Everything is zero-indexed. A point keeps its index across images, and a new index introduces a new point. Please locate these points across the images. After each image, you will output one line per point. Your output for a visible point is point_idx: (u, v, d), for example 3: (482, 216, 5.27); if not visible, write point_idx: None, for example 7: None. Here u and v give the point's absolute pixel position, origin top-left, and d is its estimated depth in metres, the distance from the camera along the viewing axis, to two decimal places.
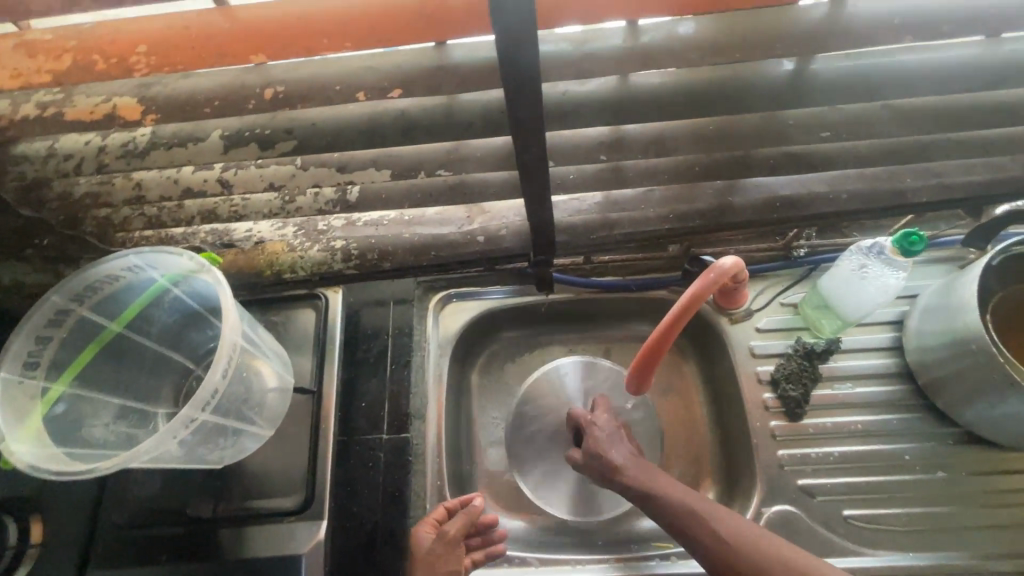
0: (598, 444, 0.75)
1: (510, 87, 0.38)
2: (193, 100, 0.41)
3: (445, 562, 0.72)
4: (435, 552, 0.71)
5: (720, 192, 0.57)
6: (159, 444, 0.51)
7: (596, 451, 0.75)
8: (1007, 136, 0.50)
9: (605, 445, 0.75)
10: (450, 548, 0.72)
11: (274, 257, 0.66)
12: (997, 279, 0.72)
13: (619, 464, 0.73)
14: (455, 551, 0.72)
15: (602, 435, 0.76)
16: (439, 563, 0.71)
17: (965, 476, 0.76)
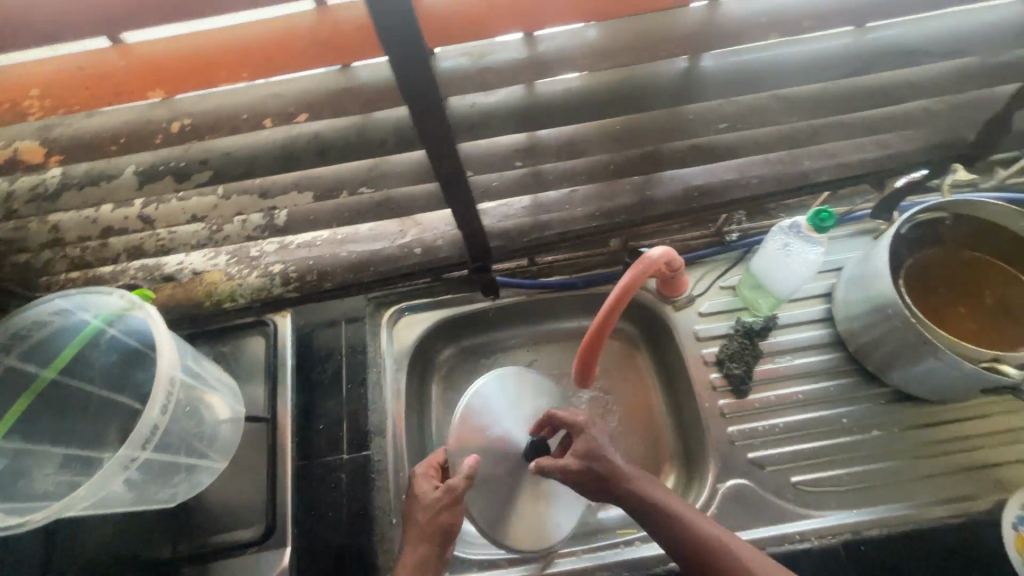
0: (596, 446, 0.66)
1: (413, 105, 0.39)
2: (98, 139, 0.41)
3: (446, 514, 0.70)
4: (439, 503, 0.70)
5: (639, 187, 0.60)
6: (99, 484, 0.50)
7: (591, 459, 0.66)
8: (884, 116, 0.55)
9: (599, 451, 0.66)
10: (453, 502, 0.70)
11: (211, 287, 0.65)
12: (908, 245, 0.78)
13: (619, 475, 0.65)
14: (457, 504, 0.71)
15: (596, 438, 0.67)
16: (440, 516, 0.70)
17: (899, 432, 0.81)
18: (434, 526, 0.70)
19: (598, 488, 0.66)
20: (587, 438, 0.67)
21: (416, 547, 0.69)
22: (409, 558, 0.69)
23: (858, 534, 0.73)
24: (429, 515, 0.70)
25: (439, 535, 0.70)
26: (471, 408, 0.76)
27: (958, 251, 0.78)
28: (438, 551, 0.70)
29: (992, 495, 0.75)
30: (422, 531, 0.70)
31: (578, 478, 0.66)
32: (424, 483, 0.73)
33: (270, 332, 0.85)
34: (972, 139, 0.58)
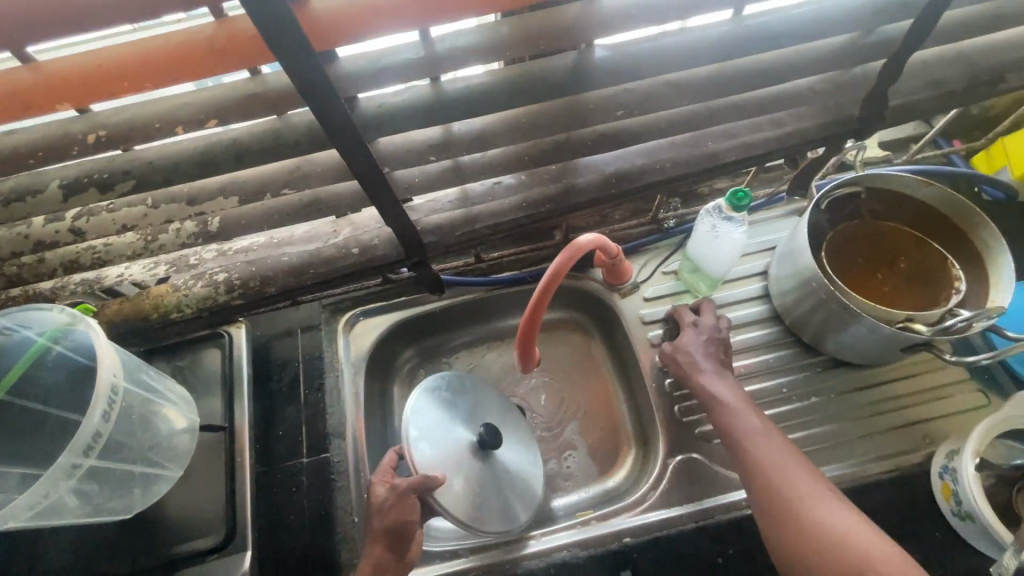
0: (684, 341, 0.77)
1: (312, 103, 0.42)
2: (17, 153, 0.43)
3: (396, 514, 0.67)
4: (387, 504, 0.68)
5: (559, 176, 0.64)
6: (39, 494, 0.52)
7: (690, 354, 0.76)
8: (769, 97, 0.60)
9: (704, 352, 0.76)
10: (401, 501, 0.68)
11: (157, 299, 0.67)
12: (826, 218, 0.83)
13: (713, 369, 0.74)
14: (407, 503, 0.68)
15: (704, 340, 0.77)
16: (390, 516, 0.67)
17: (836, 397, 0.85)
18: (384, 527, 0.67)
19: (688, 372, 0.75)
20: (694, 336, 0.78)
21: (370, 550, 0.67)
22: (366, 562, 0.66)
23: None
24: (380, 517, 0.68)
25: (392, 536, 0.67)
26: (414, 424, 0.74)
27: (878, 222, 0.83)
28: (394, 552, 0.67)
29: (922, 449, 0.80)
30: (373, 534, 0.67)
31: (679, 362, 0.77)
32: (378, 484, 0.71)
33: (225, 344, 0.87)
34: (857, 114, 0.63)
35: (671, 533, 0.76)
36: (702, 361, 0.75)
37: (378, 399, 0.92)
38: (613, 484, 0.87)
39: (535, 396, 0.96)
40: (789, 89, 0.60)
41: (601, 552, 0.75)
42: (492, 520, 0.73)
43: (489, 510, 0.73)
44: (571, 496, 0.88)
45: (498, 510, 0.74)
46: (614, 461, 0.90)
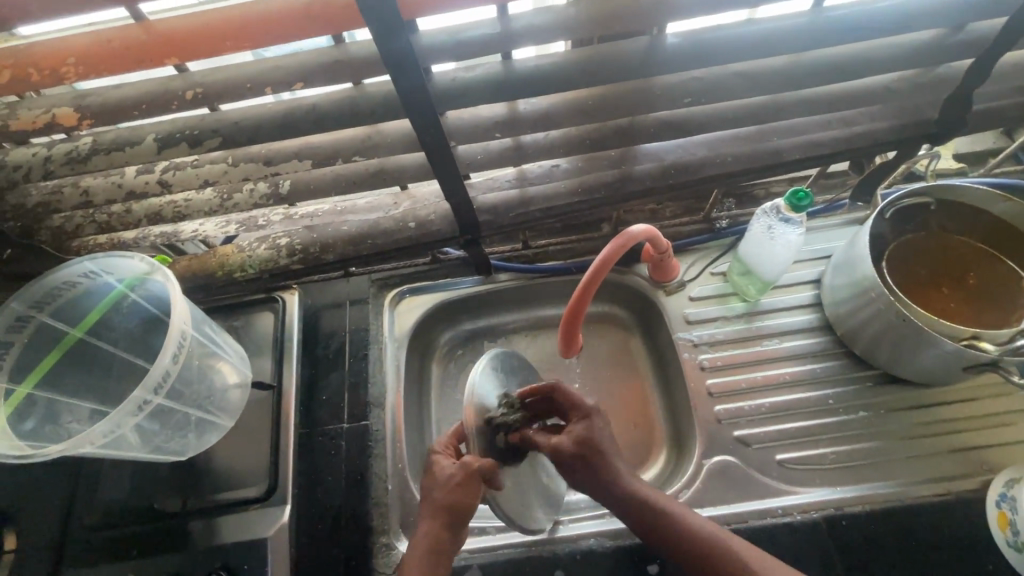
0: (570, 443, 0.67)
1: (396, 77, 0.45)
2: (123, 104, 0.47)
3: (460, 494, 0.64)
4: (452, 480, 0.65)
5: (618, 163, 0.64)
6: (114, 425, 0.56)
7: (585, 446, 0.67)
8: (843, 93, 0.58)
9: (600, 444, 0.67)
10: (467, 480, 0.65)
11: (224, 258, 0.72)
12: (890, 228, 0.80)
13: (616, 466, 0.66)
14: (473, 484, 0.65)
15: (599, 429, 0.68)
16: (454, 494, 0.64)
17: (886, 414, 0.81)
18: (446, 504, 0.65)
19: (587, 477, 0.66)
20: (589, 425, 0.68)
21: (428, 525, 0.65)
22: (423, 537, 0.64)
23: (840, 510, 0.74)
24: (443, 493, 0.65)
25: (452, 515, 0.65)
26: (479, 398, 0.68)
27: (945, 235, 0.80)
28: (450, 532, 0.65)
29: (978, 475, 0.75)
30: (433, 510, 0.65)
31: (572, 461, 0.67)
32: (442, 459, 0.69)
33: (279, 309, 0.91)
34: (936, 117, 0.62)
35: None
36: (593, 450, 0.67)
37: (416, 375, 0.94)
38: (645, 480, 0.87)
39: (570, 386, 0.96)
40: (866, 86, 0.58)
41: (629, 545, 0.74)
42: (529, 517, 0.70)
43: (525, 506, 0.71)
44: None
45: (532, 504, 0.72)
46: (646, 458, 0.89)
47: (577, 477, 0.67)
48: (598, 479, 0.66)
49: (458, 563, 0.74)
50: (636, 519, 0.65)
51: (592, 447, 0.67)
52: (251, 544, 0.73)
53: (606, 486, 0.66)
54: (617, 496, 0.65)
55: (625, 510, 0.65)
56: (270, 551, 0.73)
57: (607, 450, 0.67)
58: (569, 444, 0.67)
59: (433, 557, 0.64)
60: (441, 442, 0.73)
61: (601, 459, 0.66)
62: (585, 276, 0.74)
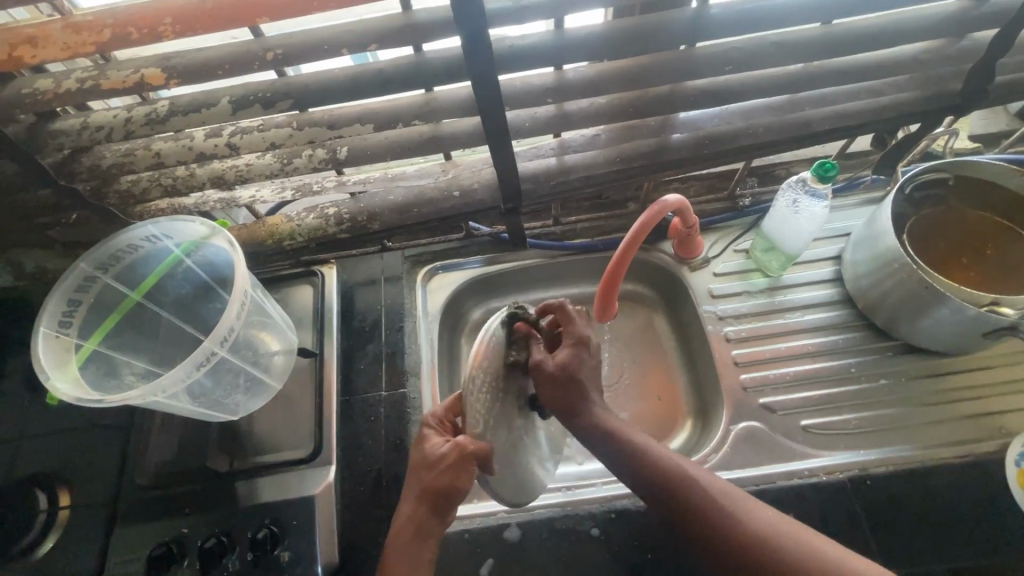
0: (554, 368, 0.66)
1: (468, 52, 0.50)
2: (208, 66, 0.51)
3: (448, 478, 0.63)
4: (441, 461, 0.63)
5: (657, 131, 0.68)
6: (185, 374, 0.60)
7: (567, 374, 0.66)
8: (869, 63, 0.62)
9: (582, 377, 0.67)
10: (458, 463, 0.62)
11: (274, 228, 0.76)
12: (909, 204, 0.83)
13: (587, 400, 0.67)
14: (465, 468, 0.62)
15: (584, 363, 0.68)
16: (441, 476, 0.63)
17: (906, 382, 0.85)
18: (431, 487, 0.64)
19: (562, 405, 0.67)
20: (576, 356, 0.68)
21: (415, 508, 0.65)
22: (405, 517, 0.66)
23: (865, 471, 0.76)
24: (429, 475, 0.65)
25: (436, 499, 0.64)
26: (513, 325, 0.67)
27: (962, 212, 0.83)
28: (436, 515, 0.65)
29: (997, 439, 0.78)
30: (420, 493, 0.65)
31: (549, 385, 0.66)
32: (434, 436, 0.68)
33: (317, 283, 0.94)
34: (959, 88, 0.65)
35: None
36: (570, 380, 0.66)
37: (448, 348, 0.97)
38: (671, 448, 0.89)
39: (596, 361, 0.99)
40: (889, 57, 0.63)
41: None
42: (515, 490, 0.68)
43: (514, 478, 0.68)
44: None
45: (521, 480, 0.69)
46: (670, 429, 0.92)
47: (554, 399, 0.67)
48: (574, 408, 0.66)
49: (497, 523, 0.76)
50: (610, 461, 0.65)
51: (573, 378, 0.66)
52: (296, 503, 0.75)
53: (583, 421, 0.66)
54: (597, 436, 0.66)
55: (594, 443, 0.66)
56: (316, 509, 0.75)
57: (588, 385, 0.67)
58: (553, 363, 0.66)
59: (415, 539, 0.65)
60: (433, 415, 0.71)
61: (580, 390, 0.67)
62: (621, 246, 0.79)
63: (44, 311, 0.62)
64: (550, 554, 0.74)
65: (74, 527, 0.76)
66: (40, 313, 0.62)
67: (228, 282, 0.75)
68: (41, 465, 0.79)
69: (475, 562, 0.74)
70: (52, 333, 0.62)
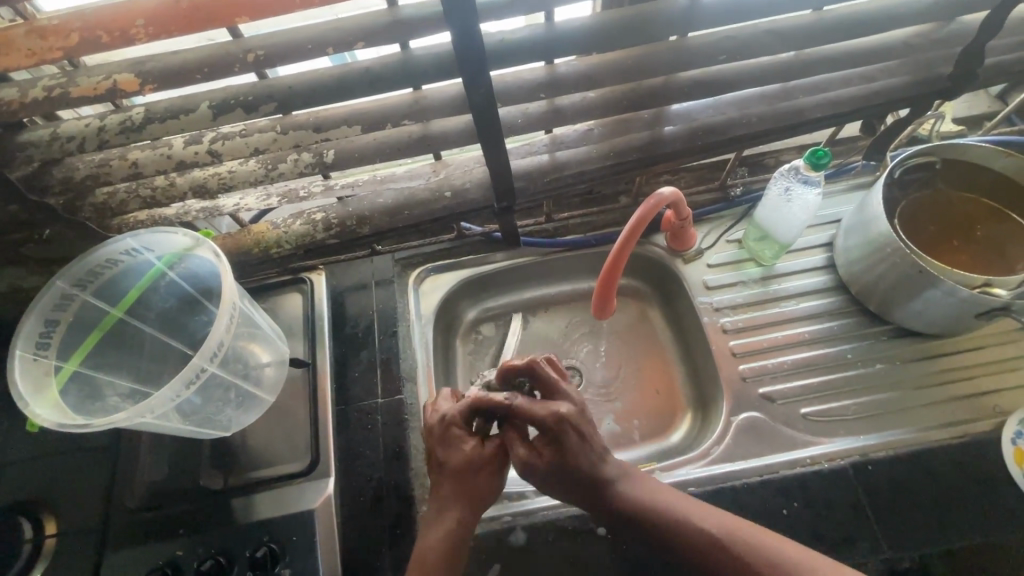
0: (548, 472, 0.63)
1: (459, 49, 0.48)
2: (184, 69, 0.49)
3: (493, 479, 0.66)
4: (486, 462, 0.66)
5: (650, 124, 0.67)
6: (173, 392, 0.57)
7: (562, 469, 0.63)
8: (859, 50, 0.62)
9: (578, 466, 0.63)
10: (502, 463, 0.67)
11: (259, 236, 0.73)
12: (898, 188, 0.83)
13: (594, 483, 0.64)
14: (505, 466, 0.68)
15: (573, 453, 0.63)
16: (488, 478, 0.66)
17: (900, 366, 0.85)
18: (479, 491, 0.65)
19: (571, 494, 0.65)
20: (562, 451, 0.63)
21: (460, 514, 0.64)
22: (445, 525, 0.63)
23: (866, 456, 0.77)
24: (477, 478, 0.65)
25: (480, 502, 0.65)
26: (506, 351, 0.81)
27: (948, 196, 0.84)
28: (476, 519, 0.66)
29: (993, 418, 0.79)
30: (466, 498, 0.64)
31: (545, 481, 0.65)
32: (464, 440, 0.66)
33: (307, 290, 0.92)
34: (950, 72, 0.65)
35: (736, 484, 0.76)
36: (568, 476, 0.63)
37: (443, 351, 0.95)
38: (672, 442, 0.89)
39: (593, 358, 0.98)
40: (877, 43, 0.63)
41: None
42: None
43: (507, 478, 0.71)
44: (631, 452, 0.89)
45: None
46: (671, 422, 0.91)
47: (559, 490, 0.65)
48: (582, 494, 0.64)
49: (502, 527, 0.75)
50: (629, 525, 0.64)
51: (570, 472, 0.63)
52: (294, 517, 0.73)
53: (599, 498, 0.64)
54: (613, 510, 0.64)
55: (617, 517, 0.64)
56: (316, 523, 0.73)
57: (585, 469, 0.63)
58: (538, 466, 0.64)
59: (458, 541, 0.63)
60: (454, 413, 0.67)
61: (581, 478, 0.63)
62: (618, 244, 0.78)
63: (19, 334, 0.59)
64: (558, 556, 0.73)
65: (62, 555, 0.73)
66: (14, 335, 0.59)
67: (213, 293, 0.72)
68: (25, 492, 0.76)
69: (481, 569, 0.72)
70: (29, 356, 0.59)
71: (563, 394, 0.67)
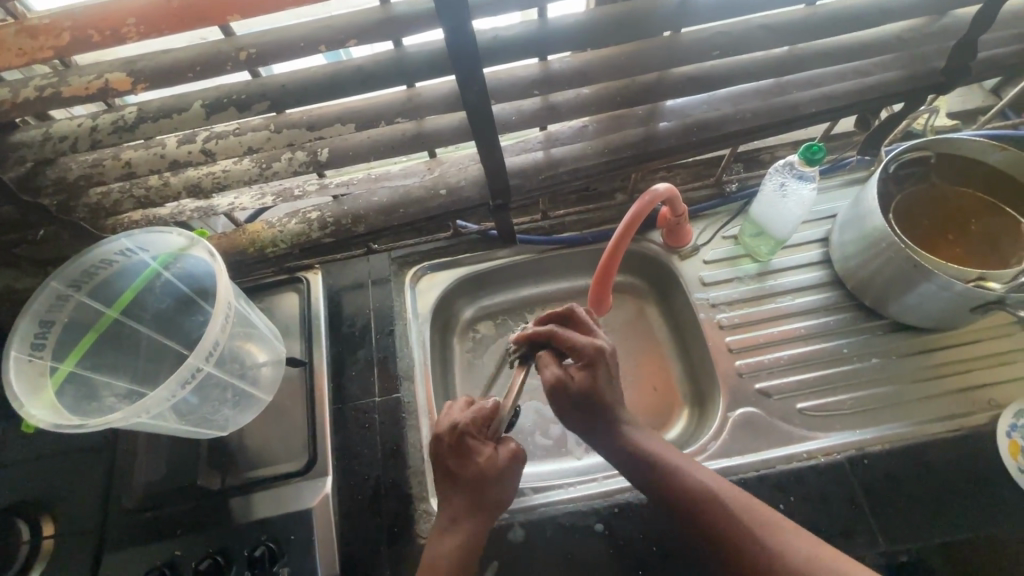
0: (576, 393, 0.66)
1: (451, 46, 0.48)
2: (176, 68, 0.49)
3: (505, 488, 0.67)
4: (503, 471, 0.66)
5: (645, 120, 0.67)
6: (168, 392, 0.57)
7: (588, 396, 0.65)
8: (851, 45, 0.62)
9: (604, 397, 0.65)
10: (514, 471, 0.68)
11: (255, 235, 0.73)
12: (893, 183, 0.84)
13: (611, 419, 0.66)
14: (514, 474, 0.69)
15: (603, 382, 0.66)
16: (502, 486, 0.66)
17: (896, 360, 0.85)
18: (494, 499, 0.66)
19: (586, 423, 0.66)
20: (593, 376, 0.66)
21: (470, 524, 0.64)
22: (457, 535, 0.63)
23: (862, 450, 0.77)
24: (493, 486, 0.66)
25: (492, 510, 0.66)
26: None
27: (943, 190, 0.84)
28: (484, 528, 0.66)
29: (988, 411, 0.79)
30: (477, 506, 0.65)
31: (567, 401, 0.66)
32: (483, 447, 0.67)
33: (303, 289, 0.92)
34: (942, 66, 0.66)
35: (733, 480, 0.76)
36: (592, 405, 0.66)
37: (440, 349, 0.95)
38: (669, 438, 0.89)
39: None
40: (870, 38, 0.63)
41: None
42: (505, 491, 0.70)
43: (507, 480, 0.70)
44: None
45: None
46: (669, 419, 0.91)
47: (576, 416, 0.67)
48: (596, 426, 0.66)
49: (500, 524, 0.75)
50: (629, 468, 0.64)
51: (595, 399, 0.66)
52: (291, 517, 0.73)
53: (610, 435, 0.66)
54: (619, 449, 0.65)
55: (622, 458, 0.65)
56: (314, 521, 0.73)
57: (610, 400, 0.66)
58: (568, 387, 0.66)
59: (469, 551, 0.63)
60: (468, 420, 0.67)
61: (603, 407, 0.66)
62: (613, 241, 0.79)
63: (15, 335, 0.58)
64: (556, 553, 0.73)
65: (60, 557, 0.73)
66: (10, 336, 0.59)
67: (210, 293, 0.72)
68: (22, 493, 0.76)
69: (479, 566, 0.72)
70: (24, 358, 0.59)
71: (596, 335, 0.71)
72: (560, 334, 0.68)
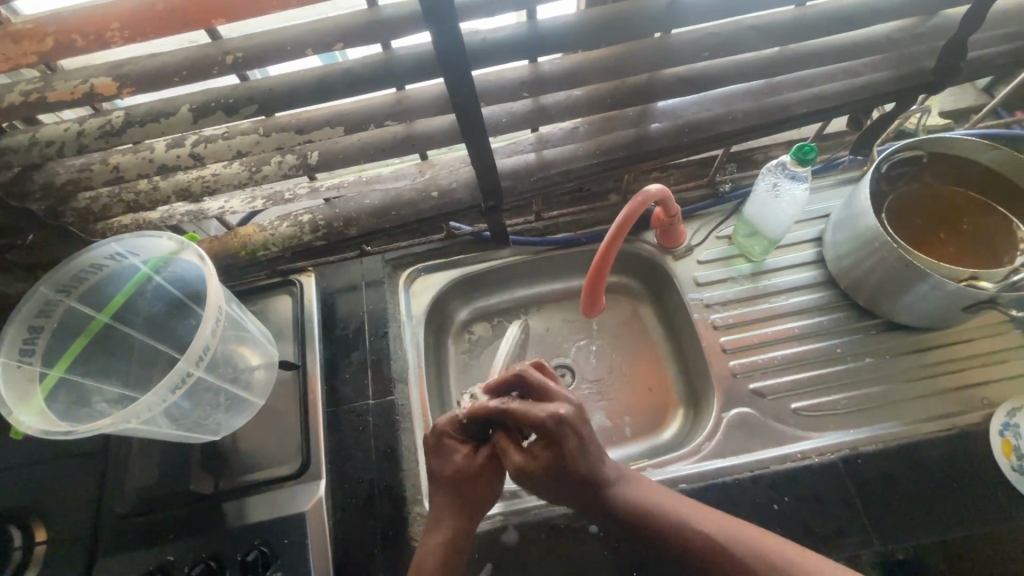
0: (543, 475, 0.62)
1: (439, 48, 0.48)
2: (163, 72, 0.49)
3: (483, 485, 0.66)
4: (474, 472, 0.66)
5: (636, 121, 0.67)
6: (158, 397, 0.57)
7: (557, 471, 0.62)
8: (841, 45, 0.62)
9: (575, 469, 0.61)
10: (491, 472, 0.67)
11: (246, 239, 0.73)
12: (885, 182, 0.84)
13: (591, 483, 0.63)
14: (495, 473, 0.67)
15: (569, 456, 0.61)
16: (479, 485, 0.66)
17: (890, 359, 0.85)
18: (474, 497, 0.66)
19: (569, 497, 0.64)
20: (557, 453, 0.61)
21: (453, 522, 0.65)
22: (440, 533, 0.64)
23: (856, 450, 0.77)
24: (468, 485, 0.66)
25: (473, 508, 0.66)
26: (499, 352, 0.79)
27: (935, 188, 0.84)
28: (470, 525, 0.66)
29: (981, 410, 0.79)
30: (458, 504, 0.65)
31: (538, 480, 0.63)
32: (457, 447, 0.67)
33: (297, 292, 0.92)
34: (932, 66, 0.66)
35: (727, 480, 0.76)
36: (568, 480, 0.62)
37: (434, 351, 0.95)
38: (663, 439, 0.89)
39: (585, 356, 0.98)
40: (859, 38, 0.63)
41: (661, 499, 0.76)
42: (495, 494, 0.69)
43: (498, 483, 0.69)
44: (623, 449, 0.89)
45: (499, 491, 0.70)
46: (663, 420, 0.91)
47: (556, 492, 0.64)
48: (580, 496, 0.63)
49: (494, 527, 0.74)
50: (626, 532, 0.63)
51: (567, 473, 0.62)
52: (285, 520, 0.73)
53: (596, 504, 0.63)
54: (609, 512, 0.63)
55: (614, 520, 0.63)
56: (308, 525, 0.73)
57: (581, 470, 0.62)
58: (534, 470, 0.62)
59: (454, 548, 0.64)
60: (447, 422, 0.68)
61: (575, 480, 0.62)
62: (604, 242, 0.79)
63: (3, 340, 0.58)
64: (550, 554, 0.73)
65: (52, 562, 0.72)
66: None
67: (201, 297, 0.72)
68: (14, 500, 0.75)
69: (473, 569, 0.72)
70: (13, 363, 0.59)
71: (557, 397, 0.64)
72: (513, 416, 0.62)
